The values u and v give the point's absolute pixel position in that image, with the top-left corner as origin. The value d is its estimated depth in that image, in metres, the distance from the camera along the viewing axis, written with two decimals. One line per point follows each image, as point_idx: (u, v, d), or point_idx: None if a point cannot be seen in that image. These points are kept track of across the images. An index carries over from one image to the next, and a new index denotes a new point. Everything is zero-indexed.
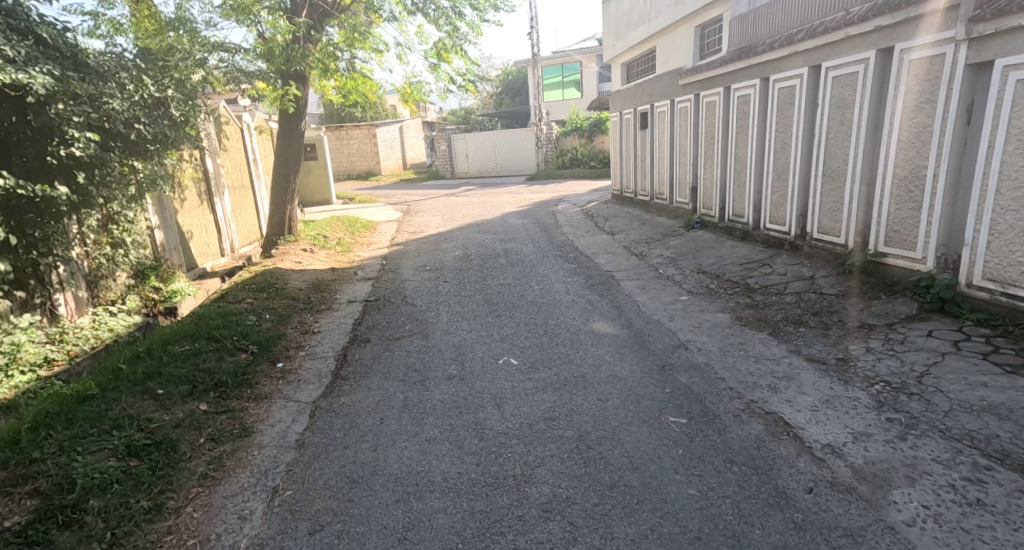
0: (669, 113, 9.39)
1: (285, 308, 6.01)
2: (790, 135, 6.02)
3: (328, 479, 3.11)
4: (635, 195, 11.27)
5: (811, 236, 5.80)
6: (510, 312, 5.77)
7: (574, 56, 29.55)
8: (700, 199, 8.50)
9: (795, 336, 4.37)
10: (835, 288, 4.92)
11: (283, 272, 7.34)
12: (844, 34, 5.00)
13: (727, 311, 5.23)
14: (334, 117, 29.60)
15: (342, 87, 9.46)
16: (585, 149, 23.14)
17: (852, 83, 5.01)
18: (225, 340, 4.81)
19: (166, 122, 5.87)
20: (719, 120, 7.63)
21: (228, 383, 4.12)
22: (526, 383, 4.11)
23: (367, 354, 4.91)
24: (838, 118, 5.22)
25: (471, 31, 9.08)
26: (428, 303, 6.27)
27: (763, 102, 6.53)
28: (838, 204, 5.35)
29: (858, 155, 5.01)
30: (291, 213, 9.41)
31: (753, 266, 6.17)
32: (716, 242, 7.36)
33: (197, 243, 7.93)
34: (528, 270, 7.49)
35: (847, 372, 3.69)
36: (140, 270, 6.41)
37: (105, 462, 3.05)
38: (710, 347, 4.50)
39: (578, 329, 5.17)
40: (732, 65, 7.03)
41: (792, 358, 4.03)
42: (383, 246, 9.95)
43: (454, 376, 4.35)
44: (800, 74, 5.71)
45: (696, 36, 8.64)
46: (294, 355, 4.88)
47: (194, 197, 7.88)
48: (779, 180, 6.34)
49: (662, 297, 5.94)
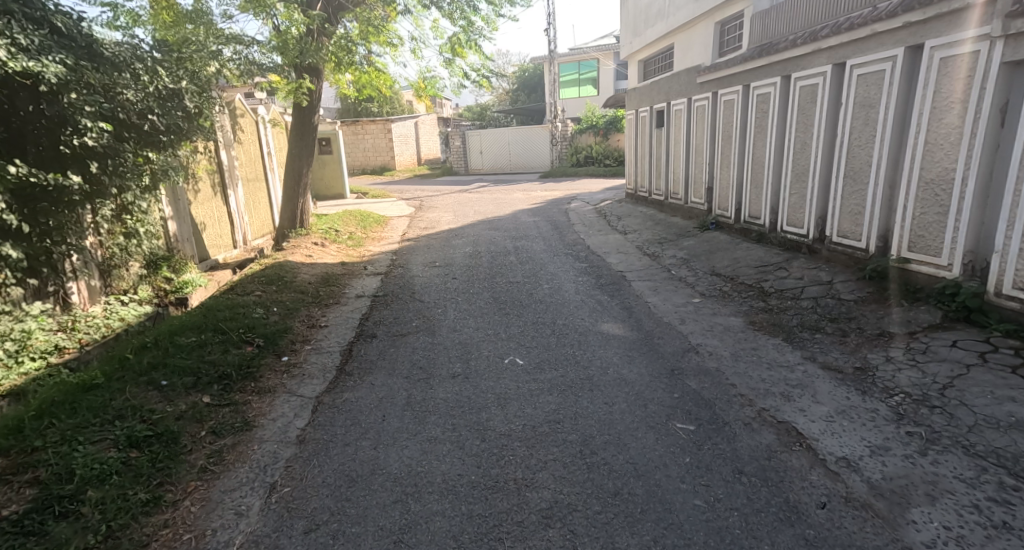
0: (686, 112, 9.24)
1: (293, 302, 5.98)
2: (811, 135, 5.87)
3: (327, 477, 3.06)
4: (649, 194, 11.13)
5: (831, 239, 5.65)
6: (518, 311, 5.70)
7: (592, 53, 29.30)
8: (716, 199, 8.36)
9: (811, 342, 4.25)
10: (853, 294, 4.79)
11: (293, 265, 7.32)
12: (871, 31, 4.84)
13: (740, 315, 5.12)
14: (350, 112, 29.68)
15: (356, 81, 9.44)
16: (600, 147, 22.97)
17: (878, 82, 4.86)
18: (232, 332, 4.78)
19: (180, 113, 5.86)
20: (737, 119, 7.47)
21: (233, 376, 4.10)
22: (532, 384, 4.04)
23: (373, 350, 4.86)
24: (862, 118, 5.07)
25: (487, 25, 9.00)
26: (436, 299, 6.23)
27: (784, 101, 6.38)
28: (860, 207, 5.20)
29: (882, 156, 4.87)
30: (303, 207, 9.39)
31: (768, 270, 6.03)
32: (731, 244, 7.22)
33: (210, 235, 7.95)
34: (538, 268, 7.41)
35: (865, 381, 3.56)
36: (153, 260, 6.42)
37: (105, 452, 2.99)
38: (721, 351, 4.39)
39: (587, 330, 5.09)
40: (753, 62, 6.87)
41: (806, 365, 3.92)
42: (394, 241, 9.92)
43: (459, 374, 4.29)
44: (824, 72, 5.55)
45: (715, 33, 8.46)
46: (300, 350, 4.84)
47: (208, 189, 7.90)
48: (798, 181, 6.19)
49: (673, 299, 5.83)
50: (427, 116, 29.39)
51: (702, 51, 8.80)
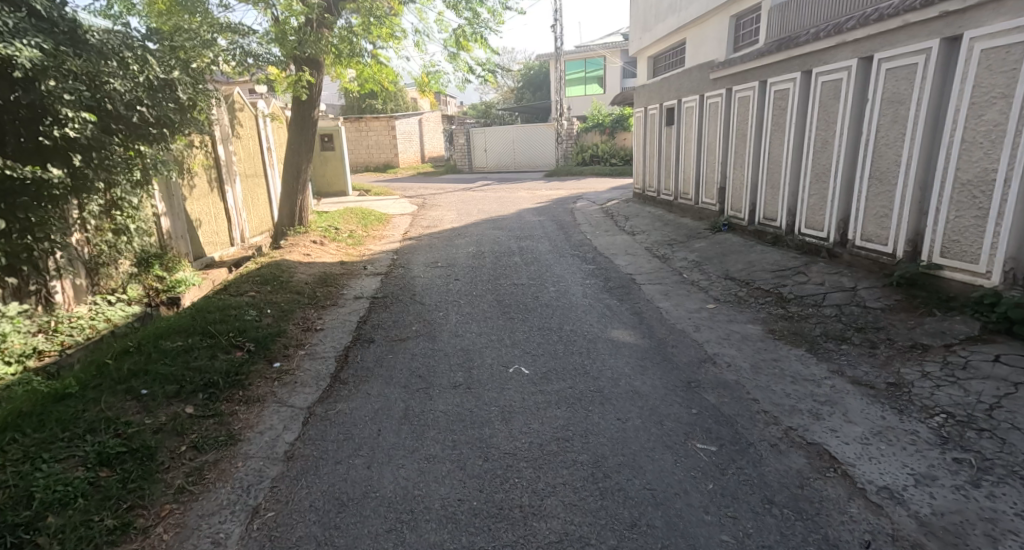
0: (698, 109, 8.95)
1: (288, 303, 5.73)
2: (833, 132, 5.58)
3: (315, 500, 2.80)
4: (658, 194, 10.85)
5: (853, 243, 5.37)
6: (524, 315, 5.43)
7: (598, 51, 28.96)
8: (728, 200, 8.08)
9: (836, 354, 3.98)
10: (880, 302, 4.51)
11: (290, 264, 7.06)
12: (902, 22, 4.56)
13: (758, 323, 4.84)
14: (354, 109, 29.51)
15: (358, 76, 9.17)
16: (606, 146, 22.67)
17: (909, 77, 4.57)
18: (221, 336, 4.51)
19: (171, 105, 5.63)
20: (753, 116, 7.18)
21: (219, 384, 3.83)
22: (539, 396, 3.78)
23: (370, 356, 4.60)
24: (890, 114, 4.78)
25: (493, 18, 8.74)
26: (437, 302, 5.96)
27: (804, 97, 6.09)
28: (886, 210, 4.92)
29: (911, 156, 4.58)
30: (303, 204, 9.12)
31: (785, 275, 5.76)
32: (745, 247, 6.95)
33: (205, 232, 7.70)
34: (543, 270, 7.14)
35: (901, 399, 3.29)
36: (144, 258, 6.15)
37: (72, 472, 2.74)
38: (740, 363, 4.12)
39: (596, 337, 4.81)
40: (770, 57, 6.59)
41: (834, 380, 3.65)
42: (395, 240, 9.67)
43: (460, 383, 4.03)
44: (848, 66, 5.27)
45: (730, 27, 8.17)
46: (293, 355, 4.58)
47: (204, 184, 7.64)
48: (818, 181, 5.90)
49: (686, 304, 5.56)
50: (431, 114, 29.10)
51: (716, 46, 8.51)
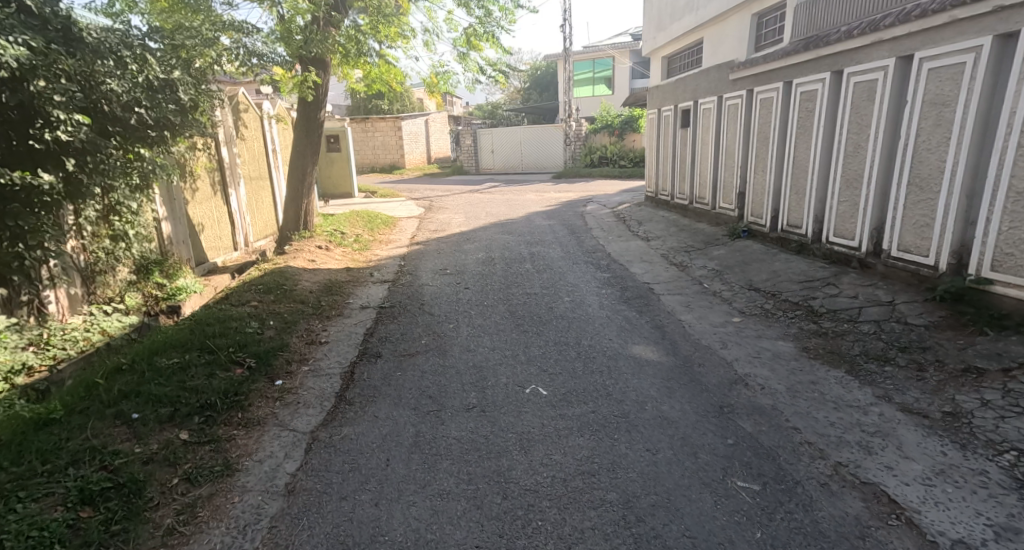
0: (716, 111, 8.67)
1: (291, 313, 5.46)
2: (867, 136, 5.31)
3: (317, 546, 2.56)
4: (673, 197, 10.55)
5: (887, 254, 5.09)
6: (538, 328, 5.15)
7: (607, 52, 28.63)
8: (748, 205, 7.78)
9: (881, 378, 3.71)
10: (923, 319, 4.24)
11: (294, 272, 6.80)
12: (948, 18, 4.29)
13: (790, 340, 4.56)
14: (361, 109, 29.33)
15: (366, 76, 8.93)
16: (615, 147, 22.33)
17: (955, 77, 4.30)
18: (220, 352, 4.24)
19: (171, 106, 5.37)
20: (777, 118, 6.91)
21: (217, 406, 3.55)
22: (560, 422, 3.50)
23: (377, 373, 4.33)
24: (933, 118, 4.50)
25: (505, 17, 8.47)
26: (447, 313, 5.69)
27: (834, 98, 5.84)
28: (926, 219, 4.63)
29: (957, 163, 4.31)
30: (308, 207, 8.83)
31: (814, 286, 5.48)
32: (768, 255, 6.66)
33: (208, 236, 7.46)
34: (556, 278, 6.86)
35: (961, 432, 3.04)
36: (143, 265, 5.91)
37: (49, 513, 2.49)
38: (774, 385, 3.84)
39: (617, 353, 4.53)
40: (797, 56, 6.34)
41: (881, 407, 3.38)
42: (403, 244, 9.41)
43: (474, 406, 3.75)
44: (885, 66, 5.01)
45: (752, 25, 7.88)
46: (296, 372, 4.31)
47: (207, 187, 7.39)
48: (849, 187, 5.63)
49: (710, 317, 5.27)
50: (438, 115, 28.90)
51: (736, 45, 8.22)
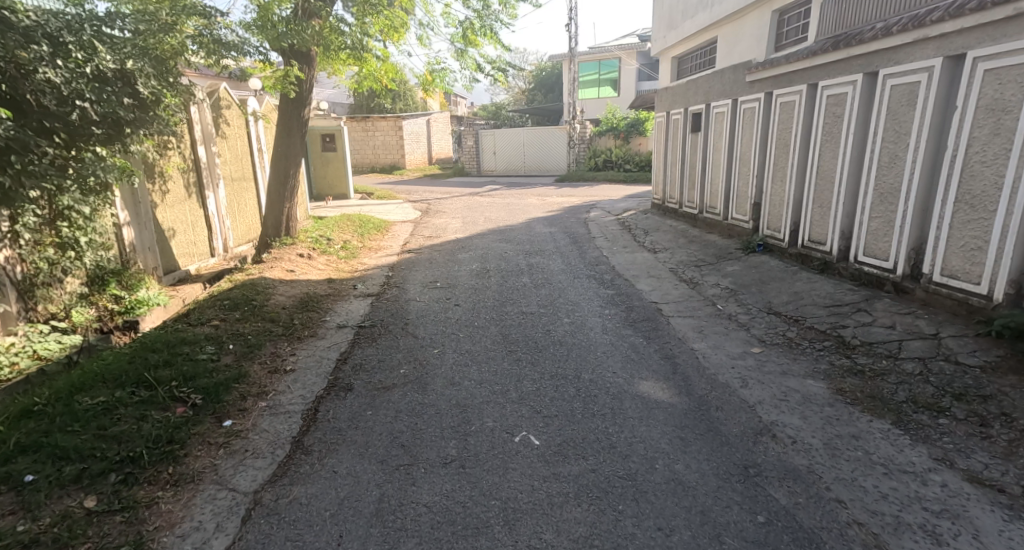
0: (730, 115, 8.09)
1: (256, 335, 4.79)
2: (905, 144, 4.92)
3: None
4: (681, 205, 9.97)
5: (929, 279, 4.70)
6: (533, 357, 4.53)
7: (614, 52, 27.96)
8: (764, 217, 7.20)
9: (938, 436, 3.28)
10: (977, 358, 3.86)
11: (268, 283, 6.19)
12: (1013, 10, 3.95)
13: (821, 379, 4.01)
14: (363, 106, 28.76)
15: (358, 72, 8.38)
16: (621, 150, 21.73)
17: (1018, 81, 3.96)
18: (160, 388, 3.64)
19: (124, 100, 4.73)
20: (802, 123, 6.35)
21: (141, 459, 2.97)
22: (554, 486, 2.91)
23: (343, 413, 3.65)
24: (991, 125, 4.15)
25: (507, 10, 7.90)
26: (432, 335, 5.07)
27: (867, 102, 5.41)
28: (979, 242, 4.28)
29: (1019, 177, 3.96)
30: (291, 212, 8.21)
31: (844, 312, 4.96)
32: (788, 274, 6.11)
33: (180, 242, 6.79)
34: (556, 294, 6.25)
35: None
36: (98, 275, 5.18)
37: None
38: (808, 439, 3.30)
39: (622, 392, 3.91)
40: (824, 57, 5.88)
41: (943, 475, 2.96)
42: (393, 252, 8.83)
43: (453, 459, 3.14)
44: (930, 66, 4.63)
45: (772, 23, 7.30)
46: (251, 410, 3.63)
47: (181, 189, 6.76)
48: (883, 202, 5.19)
49: (726, 346, 4.67)
50: (440, 114, 28.29)
51: (753, 44, 7.65)
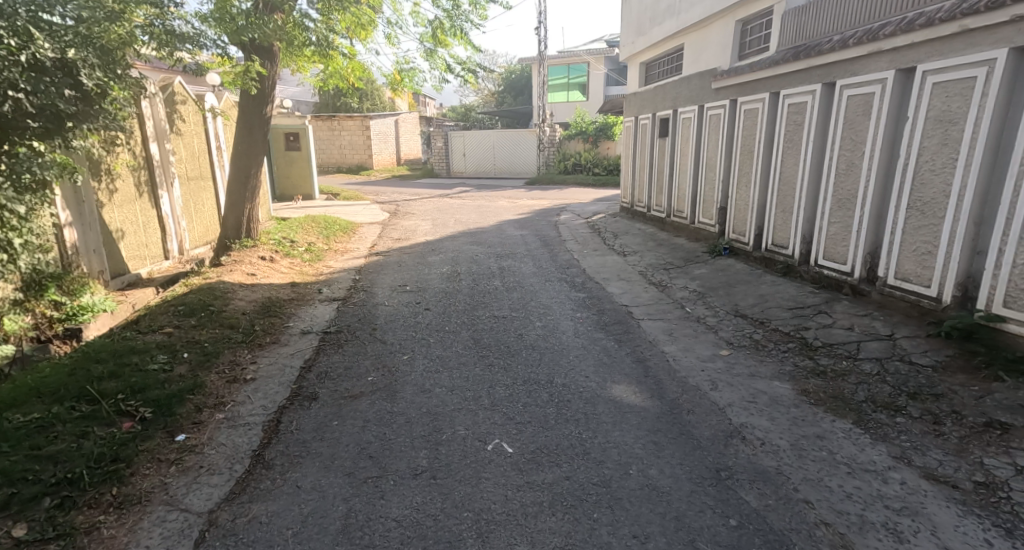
0: (697, 120, 8.18)
1: (213, 343, 4.60)
2: (861, 152, 5.03)
3: None
4: (649, 209, 10.06)
5: (884, 282, 4.82)
6: (506, 362, 4.46)
7: (582, 57, 28.18)
8: (729, 221, 7.31)
9: (895, 434, 3.35)
10: (929, 358, 3.96)
11: (226, 288, 5.95)
12: (959, 27, 4.06)
13: (786, 381, 4.06)
14: (329, 106, 28.32)
15: (323, 70, 8.16)
16: (590, 154, 21.92)
17: (965, 94, 4.08)
18: (103, 402, 3.46)
19: (65, 93, 4.48)
20: (767, 130, 6.45)
21: (81, 481, 2.81)
22: (528, 495, 2.85)
23: (308, 424, 3.52)
24: (939, 136, 4.27)
25: (476, 11, 7.84)
26: (402, 341, 4.95)
27: (825, 111, 5.53)
28: (929, 247, 4.40)
29: (965, 187, 4.09)
30: (252, 213, 7.96)
31: (807, 314, 5.04)
32: (753, 277, 6.21)
33: (130, 244, 6.50)
34: (527, 298, 6.20)
35: (1001, 511, 2.70)
36: (35, 280, 4.88)
37: None
38: (776, 440, 3.32)
39: (595, 397, 3.88)
40: (785, 66, 5.98)
41: (902, 472, 3.01)
42: (360, 255, 8.65)
43: (424, 471, 3.04)
44: (883, 78, 4.75)
45: (736, 32, 7.42)
46: (206, 423, 3.47)
47: (131, 188, 6.48)
48: (841, 208, 5.31)
49: (696, 349, 4.69)
50: (409, 114, 28.02)
51: (718, 52, 7.76)
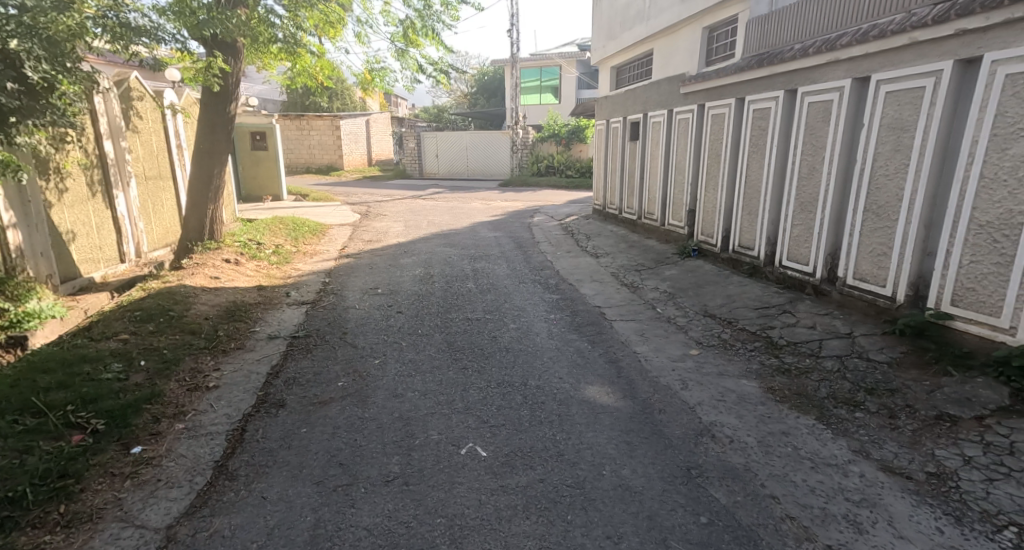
0: (666, 124, 8.25)
1: (173, 350, 4.43)
2: (823, 157, 5.12)
3: None
4: (620, 211, 10.12)
5: (843, 282, 4.92)
6: (479, 365, 4.41)
7: (555, 60, 28.30)
8: (698, 223, 7.38)
9: (855, 428, 3.40)
10: (885, 354, 4.05)
11: (188, 292, 5.75)
12: (909, 39, 4.17)
13: (753, 379, 4.10)
14: (298, 105, 27.85)
15: (290, 68, 7.98)
16: (562, 156, 22.02)
17: (914, 102, 4.18)
18: (52, 415, 3.30)
19: (7, 85, 4.38)
20: (735, 134, 6.52)
21: (25, 499, 2.66)
22: (502, 499, 2.80)
23: (274, 432, 3.40)
24: (892, 143, 4.38)
25: (447, 12, 7.77)
26: (373, 345, 4.86)
27: (788, 116, 5.62)
28: (885, 249, 4.49)
29: (915, 192, 4.19)
30: (215, 215, 7.73)
31: (772, 314, 5.11)
32: (721, 278, 6.28)
33: (82, 246, 6.24)
34: (501, 300, 6.15)
35: (952, 500, 2.77)
36: None
37: None
38: (744, 438, 3.33)
39: (569, 398, 3.85)
40: (749, 72, 6.07)
41: (861, 466, 3.06)
42: (330, 257, 8.48)
43: (395, 477, 2.97)
44: (841, 86, 4.85)
45: (703, 39, 7.51)
46: (165, 435, 3.33)
47: (83, 187, 6.22)
48: (803, 211, 5.40)
49: (667, 349, 4.71)
50: (381, 115, 27.73)
51: (686, 58, 7.84)
